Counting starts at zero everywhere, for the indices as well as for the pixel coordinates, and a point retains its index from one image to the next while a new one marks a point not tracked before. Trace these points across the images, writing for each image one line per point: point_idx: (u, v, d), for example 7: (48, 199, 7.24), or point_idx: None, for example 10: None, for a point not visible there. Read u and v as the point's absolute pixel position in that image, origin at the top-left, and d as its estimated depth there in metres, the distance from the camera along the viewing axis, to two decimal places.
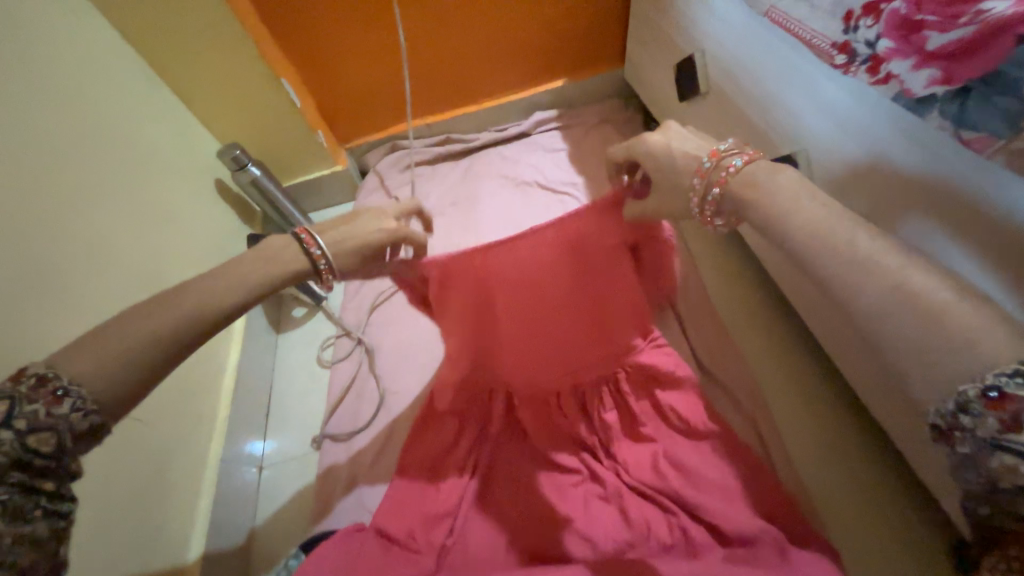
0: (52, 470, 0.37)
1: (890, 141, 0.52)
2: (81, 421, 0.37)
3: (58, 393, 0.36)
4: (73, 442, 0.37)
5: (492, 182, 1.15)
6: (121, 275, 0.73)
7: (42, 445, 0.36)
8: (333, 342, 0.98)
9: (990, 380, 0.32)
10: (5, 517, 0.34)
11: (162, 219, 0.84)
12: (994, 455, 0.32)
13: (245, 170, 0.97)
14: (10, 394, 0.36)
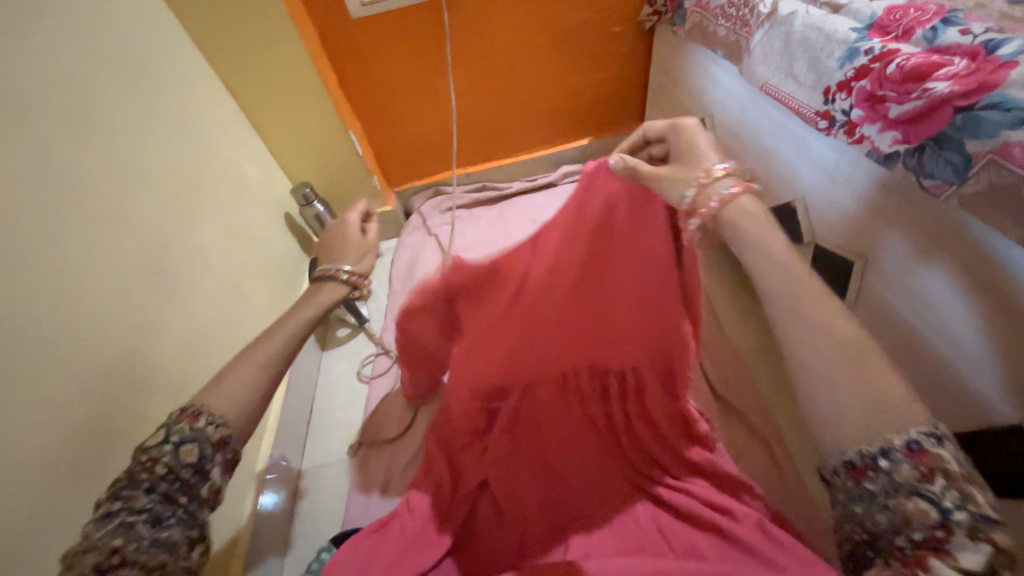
0: (189, 483, 0.47)
1: (876, 195, 0.61)
2: (214, 434, 0.48)
3: (194, 412, 0.48)
4: (210, 453, 0.48)
5: (523, 225, 1.28)
6: (213, 284, 0.84)
7: (189, 455, 0.46)
8: (372, 359, 1.08)
9: (912, 436, 0.38)
10: (150, 522, 0.43)
11: (249, 243, 0.97)
12: (908, 497, 0.37)
13: (312, 206, 1.12)
14: (166, 425, 0.47)
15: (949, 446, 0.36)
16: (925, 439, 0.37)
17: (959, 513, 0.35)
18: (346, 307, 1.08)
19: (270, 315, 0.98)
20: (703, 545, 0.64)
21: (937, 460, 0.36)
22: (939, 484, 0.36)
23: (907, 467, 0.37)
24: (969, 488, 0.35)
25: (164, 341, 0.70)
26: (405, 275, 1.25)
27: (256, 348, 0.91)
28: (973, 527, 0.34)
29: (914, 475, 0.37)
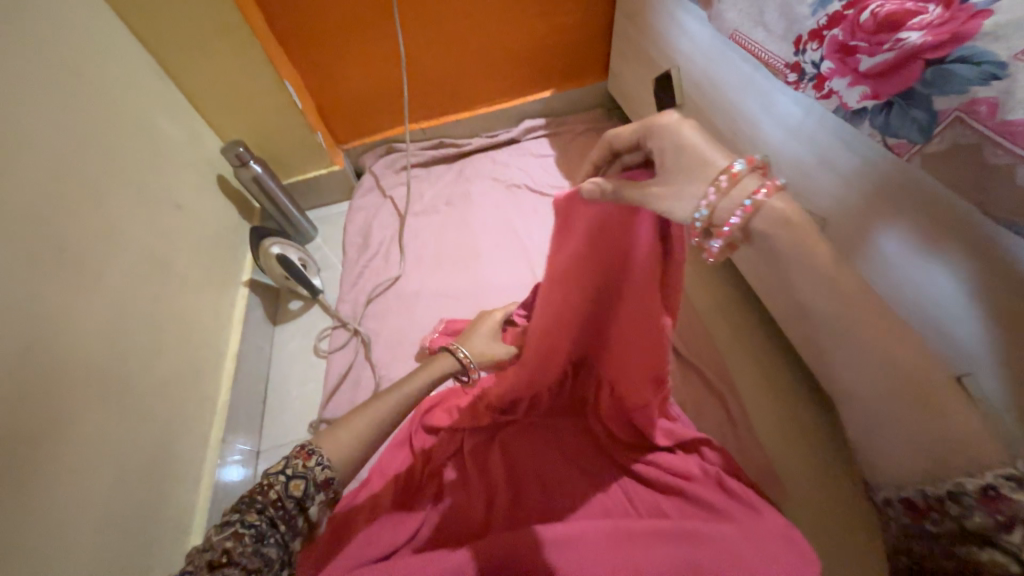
0: (290, 514, 0.47)
1: (834, 149, 0.58)
2: (321, 473, 0.49)
3: (309, 450, 0.51)
4: (314, 489, 0.48)
5: (485, 184, 1.21)
6: (136, 260, 0.74)
7: (296, 489, 0.47)
8: (329, 332, 1.02)
9: (988, 479, 0.35)
10: (254, 539, 0.43)
11: (175, 211, 0.87)
12: (981, 546, 0.35)
13: (247, 167, 1.01)
14: (288, 458, 0.50)
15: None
16: (1004, 484, 0.34)
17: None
18: (296, 278, 1.01)
19: (208, 290, 0.90)
20: (660, 500, 0.68)
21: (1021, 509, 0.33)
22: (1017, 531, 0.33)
23: (983, 512, 0.35)
24: None
25: (80, 328, 0.62)
26: (359, 241, 1.17)
27: (194, 328, 0.83)
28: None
29: (989, 521, 0.35)
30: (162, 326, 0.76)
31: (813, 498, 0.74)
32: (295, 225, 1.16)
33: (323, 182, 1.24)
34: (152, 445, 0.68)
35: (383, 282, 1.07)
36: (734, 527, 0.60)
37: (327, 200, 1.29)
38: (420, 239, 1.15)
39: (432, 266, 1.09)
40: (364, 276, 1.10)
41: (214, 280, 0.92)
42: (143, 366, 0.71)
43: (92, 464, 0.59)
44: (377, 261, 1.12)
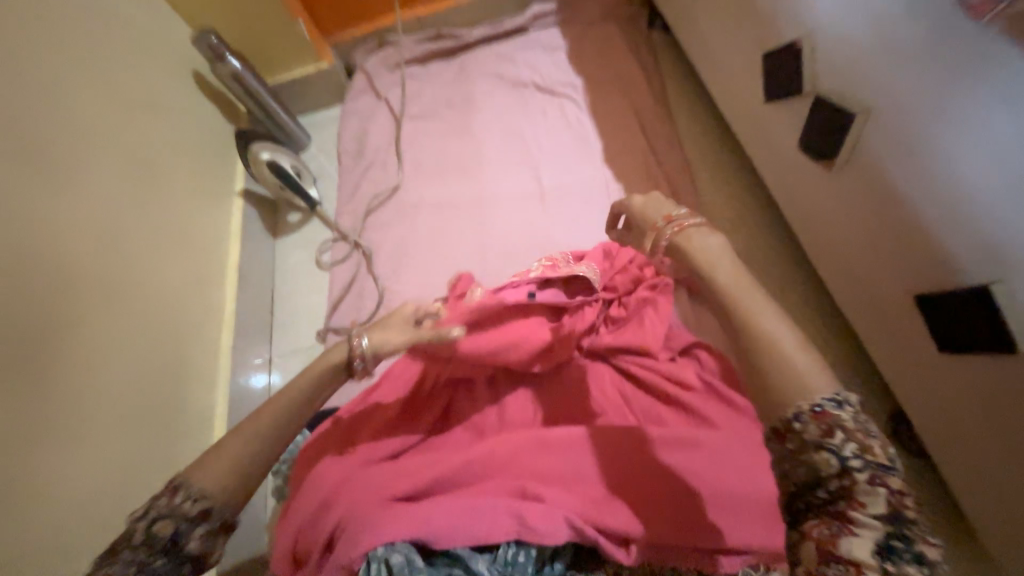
0: (165, 555, 0.45)
1: (894, 19, 0.50)
2: (191, 508, 0.46)
3: (173, 487, 0.47)
4: (186, 527, 0.46)
5: (487, 82, 1.10)
6: (114, 164, 0.71)
7: (163, 531, 0.45)
8: (330, 245, 1.00)
9: (818, 401, 0.48)
10: None
11: (146, 111, 0.80)
12: (817, 450, 0.48)
13: (224, 62, 0.92)
14: (149, 504, 0.46)
15: (845, 406, 0.47)
16: (829, 404, 0.47)
17: (857, 461, 0.46)
18: (290, 187, 0.96)
19: (200, 198, 0.87)
20: (656, 410, 0.69)
21: (835, 419, 0.47)
22: (840, 438, 0.46)
23: (812, 427, 0.48)
24: (865, 439, 0.46)
25: (63, 233, 0.61)
26: (355, 148, 1.10)
27: (186, 235, 0.81)
28: (879, 478, 0.45)
29: (819, 433, 0.48)
30: (152, 231, 0.75)
31: None
32: (287, 132, 1.08)
33: (313, 82, 1.14)
34: (163, 349, 0.71)
35: (381, 193, 1.03)
36: (724, 435, 0.61)
37: (319, 103, 1.19)
38: (418, 146, 1.07)
39: (433, 174, 1.03)
40: (362, 185, 1.05)
41: (205, 188, 0.89)
42: (137, 269, 0.70)
43: (101, 364, 0.62)
44: (374, 170, 1.06)
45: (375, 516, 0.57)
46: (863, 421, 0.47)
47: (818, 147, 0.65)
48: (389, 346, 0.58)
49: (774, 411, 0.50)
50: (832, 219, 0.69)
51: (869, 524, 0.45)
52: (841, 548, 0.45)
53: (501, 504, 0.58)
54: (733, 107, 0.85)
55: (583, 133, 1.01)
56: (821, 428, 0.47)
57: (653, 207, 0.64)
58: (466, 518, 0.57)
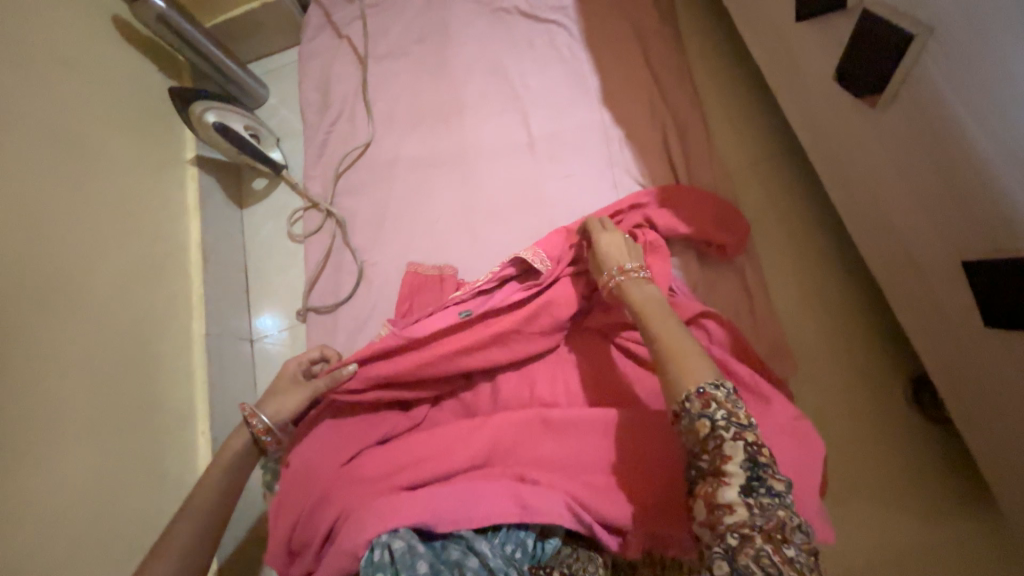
0: None
1: None
2: None
3: None
4: None
5: (463, 10, 0.94)
6: (28, 135, 0.61)
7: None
8: (301, 215, 0.91)
9: (700, 384, 0.45)
10: None
11: (64, 69, 0.68)
12: (693, 421, 0.44)
13: (145, 2, 0.78)
14: None
15: (722, 388, 0.45)
16: (710, 386, 0.45)
17: (724, 429, 0.43)
18: (248, 151, 0.86)
19: (146, 172, 0.77)
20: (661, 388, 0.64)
21: (711, 396, 0.44)
22: (711, 408, 0.44)
23: (697, 406, 0.44)
24: (734, 410, 0.44)
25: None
26: (318, 99, 0.97)
27: (136, 216, 0.73)
28: (740, 442, 0.42)
29: (700, 407, 0.44)
30: (96, 215, 0.67)
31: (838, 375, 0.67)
32: (241, 85, 0.95)
33: (262, 21, 0.98)
34: (126, 343, 0.66)
35: (351, 151, 0.92)
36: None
37: (273, 47, 1.04)
38: (387, 92, 0.94)
39: (408, 125, 0.91)
40: (330, 144, 0.94)
41: (150, 159, 0.79)
42: (83, 260, 0.63)
43: (58, 366, 0.57)
44: (342, 124, 0.94)
45: (376, 505, 0.55)
46: (734, 397, 0.45)
47: (859, 77, 0.54)
48: (286, 413, 0.65)
49: (672, 395, 0.47)
50: (870, 164, 0.58)
51: (732, 496, 0.40)
52: (723, 524, 0.40)
53: (502, 488, 0.56)
54: (754, 28, 0.71)
55: (577, 68, 0.87)
56: (704, 407, 0.44)
57: (607, 247, 0.63)
58: (465, 501, 0.56)
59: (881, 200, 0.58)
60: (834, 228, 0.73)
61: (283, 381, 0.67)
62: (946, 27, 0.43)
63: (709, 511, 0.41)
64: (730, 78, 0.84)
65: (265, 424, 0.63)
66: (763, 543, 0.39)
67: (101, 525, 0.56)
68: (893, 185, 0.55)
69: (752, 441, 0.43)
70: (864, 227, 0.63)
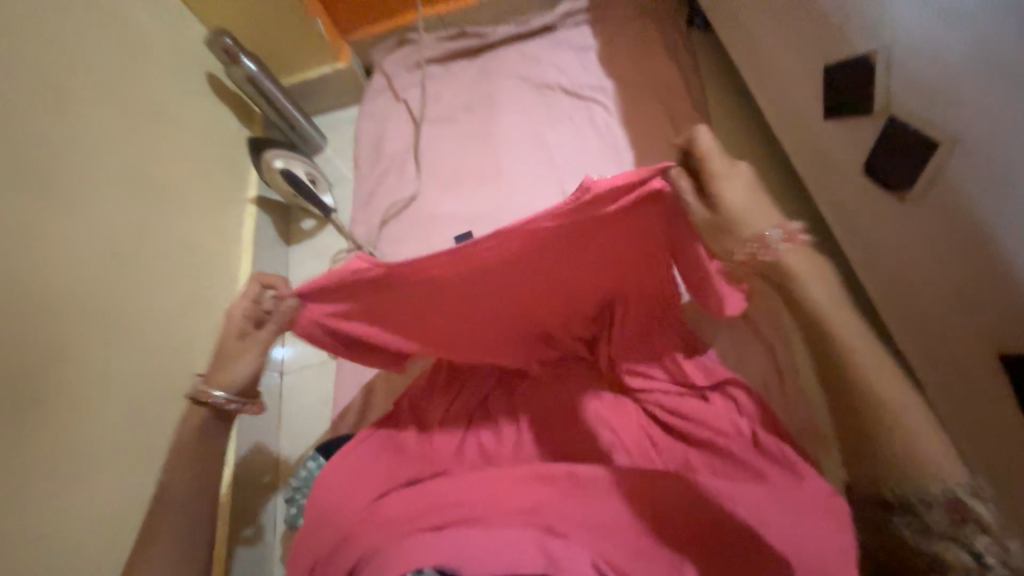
0: None
1: (988, 43, 0.44)
2: None
3: None
4: None
5: (511, 85, 1.03)
6: (113, 174, 0.68)
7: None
8: (344, 255, 0.96)
9: (946, 488, 0.40)
10: None
11: (156, 120, 0.78)
12: (906, 530, 0.42)
13: (239, 64, 0.88)
14: None
15: (980, 499, 0.39)
16: (962, 492, 0.40)
17: (967, 545, 0.39)
18: (304, 196, 0.93)
19: (211, 208, 0.84)
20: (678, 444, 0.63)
21: (974, 513, 0.39)
22: (966, 528, 0.39)
23: (940, 520, 0.40)
24: (959, 518, 0.39)
25: (61, 251, 0.59)
26: (371, 153, 1.06)
27: (196, 249, 0.79)
28: (951, 550, 0.39)
29: (947, 521, 0.40)
30: (160, 248, 0.72)
31: None
32: (304, 135, 1.05)
33: (329, 83, 1.10)
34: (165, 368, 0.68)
35: (397, 202, 0.98)
36: (768, 490, 0.55)
37: (335, 104, 1.15)
38: (436, 152, 1.02)
39: (451, 182, 0.98)
40: (378, 193, 1.01)
41: (216, 198, 0.86)
42: (142, 288, 0.68)
43: (100, 387, 0.59)
44: (391, 177, 1.02)
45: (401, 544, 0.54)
46: (981, 501, 0.39)
47: (887, 173, 0.57)
48: (241, 379, 0.53)
49: (876, 486, 0.44)
50: (898, 253, 0.60)
51: None
52: None
53: (528, 536, 0.54)
54: (783, 120, 0.77)
55: (613, 142, 0.94)
56: (961, 526, 0.39)
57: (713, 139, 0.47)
58: (495, 547, 0.52)
59: (907, 288, 0.60)
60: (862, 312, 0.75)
61: (226, 336, 0.53)
62: (969, 141, 0.48)
63: None
64: (759, 160, 0.90)
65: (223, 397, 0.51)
66: None
67: (108, 550, 0.56)
68: (917, 276, 0.58)
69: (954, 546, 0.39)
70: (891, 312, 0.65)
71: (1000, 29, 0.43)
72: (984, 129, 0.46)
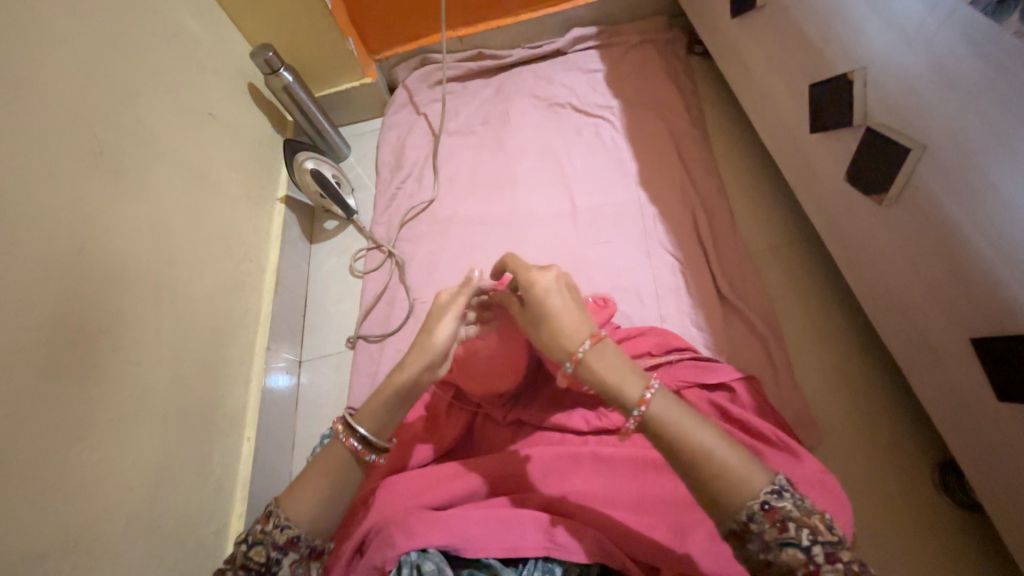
0: (262, 566, 0.46)
1: (962, 72, 0.49)
2: (279, 536, 0.46)
3: (267, 513, 0.48)
4: (274, 554, 0.46)
5: (524, 101, 1.12)
6: (169, 166, 0.74)
7: (257, 556, 0.46)
8: (364, 253, 1.03)
9: (761, 495, 0.40)
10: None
11: (207, 122, 0.85)
12: (779, 549, 0.39)
13: (278, 75, 0.96)
14: (260, 538, 0.47)
15: (785, 493, 0.40)
16: (772, 495, 0.40)
17: (812, 549, 0.38)
18: (331, 196, 1.00)
19: (247, 204, 0.91)
20: None
21: (783, 512, 0.39)
22: (792, 529, 0.39)
23: (768, 526, 0.39)
24: (811, 518, 0.39)
25: (126, 235, 0.65)
26: (392, 161, 1.13)
27: (231, 240, 0.85)
28: (824, 554, 0.38)
29: (773, 532, 0.39)
30: (203, 236, 0.79)
31: (843, 444, 0.72)
32: (330, 143, 1.13)
33: (356, 96, 1.19)
34: (201, 347, 0.74)
35: (415, 206, 1.05)
36: None
37: (362, 115, 1.24)
38: (454, 162, 1.09)
39: (468, 188, 1.05)
40: (398, 198, 1.08)
41: (252, 195, 0.93)
42: (185, 270, 0.74)
43: (146, 355, 0.64)
44: (410, 182, 1.09)
45: (399, 518, 0.51)
46: (800, 501, 0.40)
47: (864, 180, 0.65)
48: (439, 346, 0.52)
49: (726, 515, 0.41)
50: (879, 254, 0.66)
51: None
52: None
53: (528, 516, 0.52)
54: (774, 136, 0.85)
55: (617, 153, 1.02)
56: (776, 525, 0.39)
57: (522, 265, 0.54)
58: (495, 526, 0.50)
59: (888, 286, 0.66)
60: (847, 313, 0.81)
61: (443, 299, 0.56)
62: (942, 155, 0.53)
63: None
64: (753, 174, 0.97)
65: (369, 440, 0.50)
66: None
67: (145, 510, 0.61)
68: (895, 274, 0.64)
69: (820, 546, 0.38)
70: (874, 308, 0.70)
71: (968, 59, 0.49)
72: (954, 144, 0.51)
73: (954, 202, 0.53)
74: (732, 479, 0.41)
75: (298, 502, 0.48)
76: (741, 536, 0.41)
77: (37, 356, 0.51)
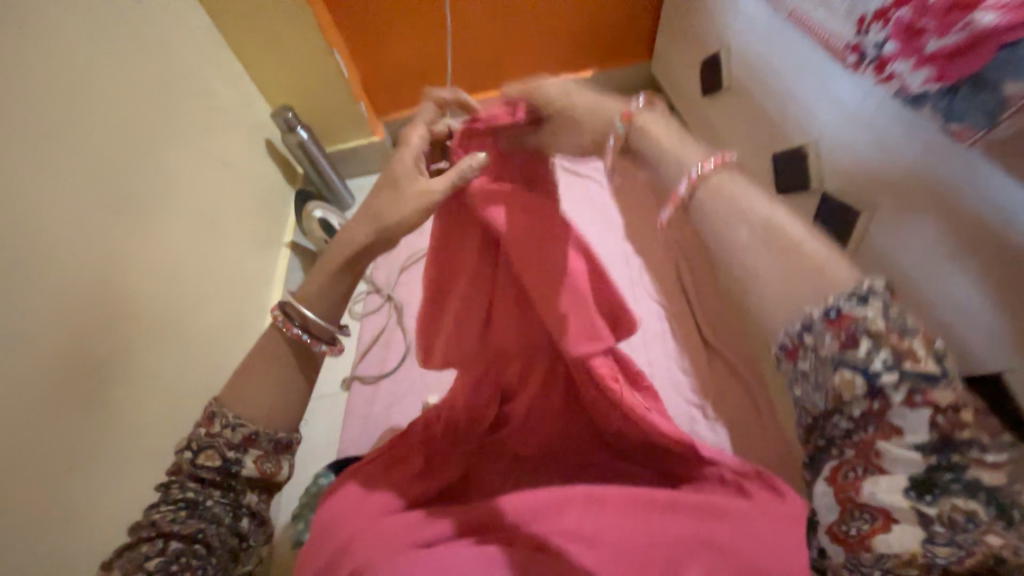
0: (220, 471, 0.44)
1: (901, 148, 0.58)
2: (234, 436, 0.44)
3: (211, 416, 0.45)
4: (231, 452, 0.44)
5: None
6: (185, 211, 0.79)
7: (210, 459, 0.44)
8: (363, 297, 1.07)
9: (831, 301, 0.35)
10: (258, 488, 0.47)
11: (223, 171, 0.92)
12: (835, 370, 0.34)
13: (295, 132, 1.05)
14: (210, 442, 0.44)
15: (872, 301, 0.33)
16: (845, 302, 0.34)
17: (889, 375, 0.32)
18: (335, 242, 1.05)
19: (253, 248, 0.96)
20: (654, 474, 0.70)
21: (858, 322, 0.33)
22: (865, 348, 0.33)
23: (829, 336, 0.34)
24: (901, 341, 0.32)
25: (137, 273, 0.68)
26: None
27: (236, 280, 0.89)
28: (916, 393, 0.32)
29: (838, 345, 0.34)
30: (211, 276, 0.82)
31: None
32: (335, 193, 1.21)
33: (363, 153, 1.28)
34: (199, 383, 0.75)
35: (414, 253, 1.10)
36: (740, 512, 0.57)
37: (367, 172, 1.33)
38: None
39: None
40: (399, 245, 1.13)
41: (259, 239, 0.98)
42: (191, 307, 0.77)
43: (147, 389, 0.66)
44: (411, 230, 1.15)
45: (390, 558, 0.50)
46: (893, 314, 0.33)
47: None
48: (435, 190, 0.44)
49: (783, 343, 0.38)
50: None
51: (900, 457, 0.32)
52: (859, 496, 0.33)
53: (516, 555, 0.52)
54: None
55: (604, 208, 1.10)
56: (840, 338, 0.34)
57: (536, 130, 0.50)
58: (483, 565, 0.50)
59: None
60: None
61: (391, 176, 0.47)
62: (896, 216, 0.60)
63: (838, 475, 0.35)
64: None
65: (303, 314, 0.46)
66: (938, 525, 0.31)
67: None
68: None
69: (906, 381, 0.32)
70: None
71: (905, 139, 0.57)
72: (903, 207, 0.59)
73: (904, 257, 0.59)
74: (806, 262, 0.38)
75: (253, 407, 0.46)
76: (819, 352, 0.34)
77: (43, 378, 0.52)
